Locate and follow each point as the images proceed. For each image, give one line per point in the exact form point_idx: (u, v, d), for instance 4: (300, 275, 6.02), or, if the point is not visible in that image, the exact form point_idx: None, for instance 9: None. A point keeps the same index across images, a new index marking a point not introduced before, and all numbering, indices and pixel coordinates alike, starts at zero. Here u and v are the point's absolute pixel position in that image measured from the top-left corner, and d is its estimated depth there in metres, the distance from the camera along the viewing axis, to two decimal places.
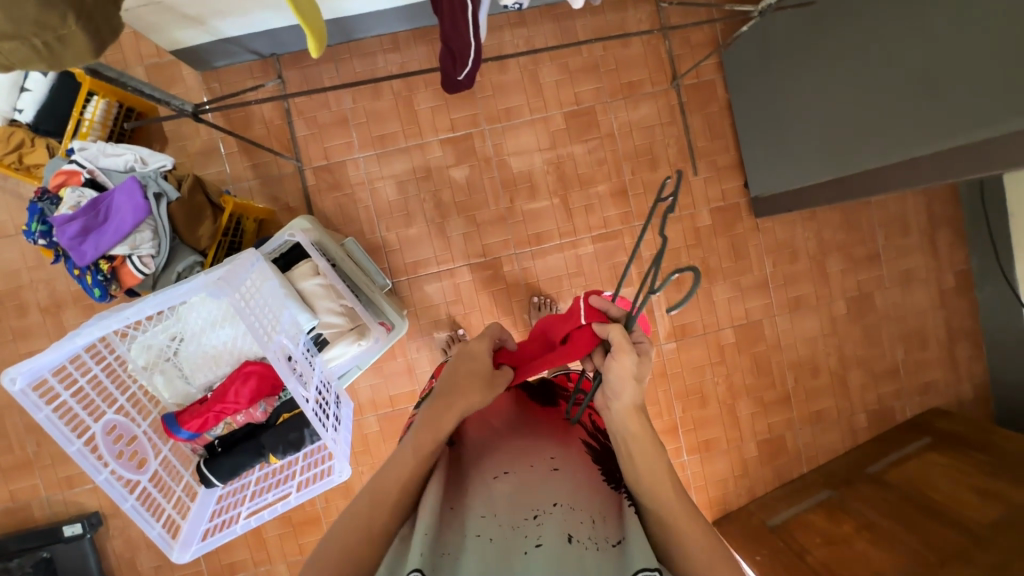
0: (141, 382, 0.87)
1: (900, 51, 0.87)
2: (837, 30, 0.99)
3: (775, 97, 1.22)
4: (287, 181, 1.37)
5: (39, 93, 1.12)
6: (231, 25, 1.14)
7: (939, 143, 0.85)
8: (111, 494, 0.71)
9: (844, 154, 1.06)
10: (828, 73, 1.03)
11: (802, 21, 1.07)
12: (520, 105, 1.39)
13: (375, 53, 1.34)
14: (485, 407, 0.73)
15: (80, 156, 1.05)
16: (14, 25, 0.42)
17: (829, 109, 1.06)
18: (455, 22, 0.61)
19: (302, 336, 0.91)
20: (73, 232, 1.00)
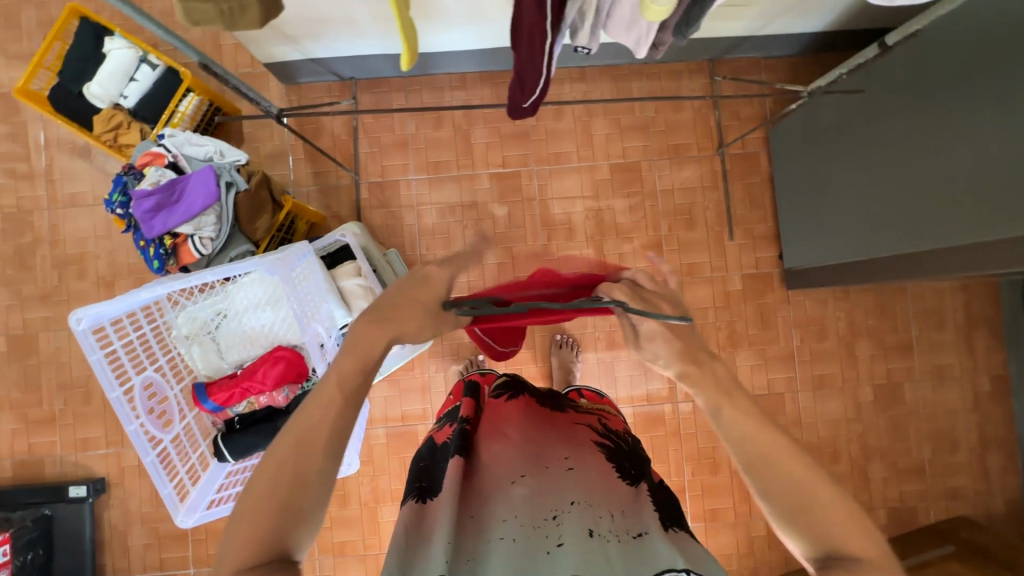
0: (180, 349, 0.92)
1: (948, 142, 0.89)
2: (885, 119, 1.03)
3: (816, 175, 1.26)
4: (342, 191, 1.46)
5: (145, 84, 1.25)
6: (321, 48, 1.27)
7: (975, 233, 0.87)
8: (135, 446, 0.75)
9: (886, 235, 1.06)
10: (874, 158, 1.06)
11: (846, 105, 1.13)
12: (570, 151, 1.47)
13: (444, 89, 1.45)
14: (498, 415, 0.74)
15: (168, 141, 1.16)
16: None
17: (868, 190, 1.09)
18: (531, 53, 0.58)
19: (334, 331, 0.95)
20: (148, 206, 1.09)
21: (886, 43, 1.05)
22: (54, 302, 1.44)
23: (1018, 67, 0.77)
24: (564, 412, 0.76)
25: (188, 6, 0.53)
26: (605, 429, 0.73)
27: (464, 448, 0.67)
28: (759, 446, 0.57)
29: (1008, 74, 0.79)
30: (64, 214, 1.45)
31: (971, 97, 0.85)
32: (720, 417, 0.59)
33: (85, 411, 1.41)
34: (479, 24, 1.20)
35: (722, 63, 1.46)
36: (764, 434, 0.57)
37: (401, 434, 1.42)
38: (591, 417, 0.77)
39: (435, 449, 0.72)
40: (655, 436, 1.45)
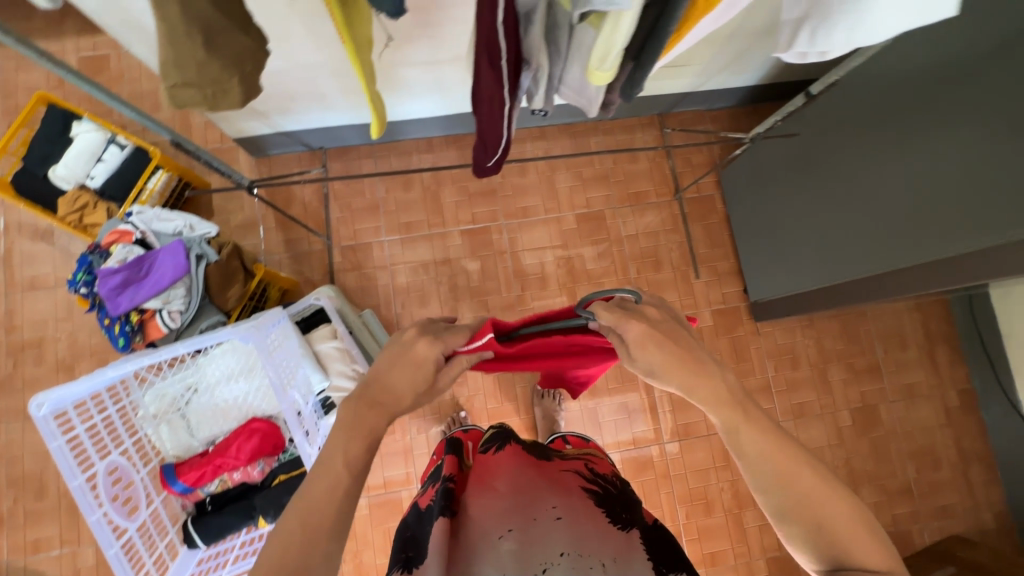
0: (147, 429, 0.88)
1: (888, 173, 0.97)
2: (826, 157, 1.11)
3: (770, 212, 1.33)
4: (314, 256, 1.47)
5: (112, 164, 1.26)
6: (290, 121, 1.32)
7: (926, 253, 0.91)
8: (97, 538, 0.70)
9: (840, 263, 1.12)
10: (822, 193, 1.13)
11: (788, 147, 1.22)
12: (537, 204, 1.53)
13: (411, 153, 1.51)
14: (485, 471, 0.72)
15: (136, 218, 1.15)
16: (200, 77, 0.47)
17: (820, 222, 1.15)
18: (491, 118, 0.56)
19: (311, 397, 0.94)
20: (114, 283, 1.06)
21: (812, 91, 1.15)
22: (8, 391, 1.36)
23: (940, 102, 0.86)
24: (552, 461, 0.75)
25: (169, 91, 0.48)
26: (592, 474, 0.72)
27: (449, 507, 0.65)
28: (781, 461, 0.55)
29: (933, 109, 0.87)
30: (22, 298, 1.40)
31: (902, 131, 0.93)
32: (739, 436, 0.56)
33: (37, 508, 1.31)
34: (442, 92, 1.28)
35: (670, 116, 1.57)
36: (781, 451, 0.55)
37: (383, 503, 1.36)
38: (580, 463, 0.76)
39: (421, 516, 0.69)
40: (645, 479, 1.43)
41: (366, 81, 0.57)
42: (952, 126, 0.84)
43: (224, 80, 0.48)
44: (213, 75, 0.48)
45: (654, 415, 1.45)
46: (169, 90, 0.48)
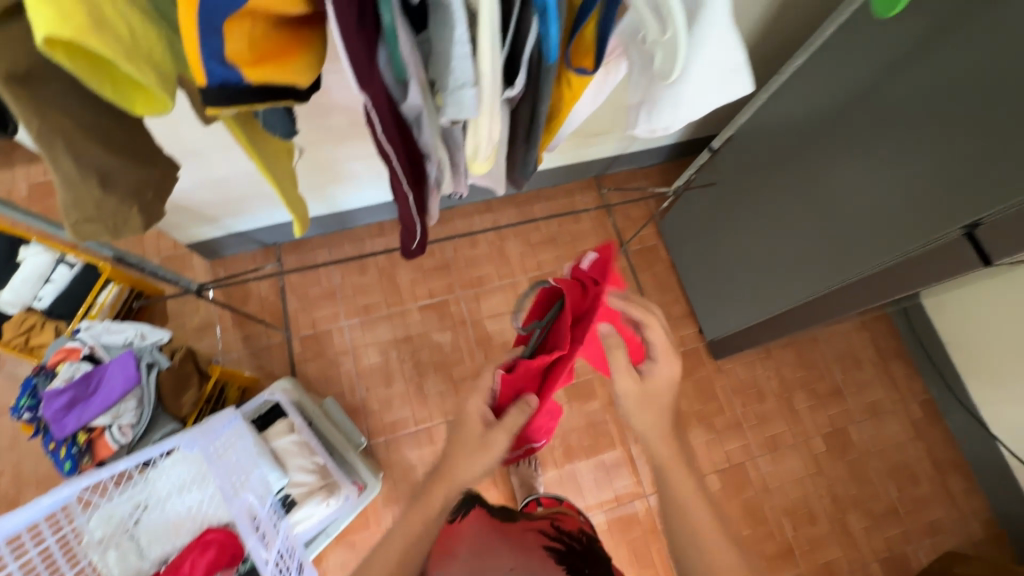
0: (92, 558, 0.82)
1: (800, 207, 1.06)
2: (745, 199, 1.21)
3: (708, 255, 1.42)
4: (274, 349, 1.46)
5: (61, 283, 1.26)
6: (241, 221, 1.37)
7: (850, 275, 0.97)
8: None
9: (777, 294, 1.18)
10: (749, 231, 1.22)
11: (711, 195, 1.33)
12: (491, 273, 1.58)
13: (364, 238, 1.56)
14: (455, 536, 0.72)
15: (85, 334, 1.15)
16: (101, 212, 0.50)
17: (753, 258, 1.23)
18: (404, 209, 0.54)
19: (270, 497, 0.90)
20: (60, 404, 1.03)
21: (714, 146, 1.30)
22: None
23: (828, 142, 0.97)
24: (516, 520, 0.74)
25: (69, 228, 0.49)
26: (558, 531, 0.72)
27: None
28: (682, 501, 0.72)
29: (825, 150, 0.97)
30: None
31: (801, 170, 1.03)
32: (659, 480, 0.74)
33: None
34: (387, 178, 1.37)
35: (605, 178, 1.69)
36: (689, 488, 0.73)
37: None
38: (545, 520, 0.75)
39: None
40: (633, 537, 1.38)
41: (279, 187, 0.59)
42: (841, 163, 0.94)
43: (124, 211, 0.52)
44: (114, 209, 0.51)
45: (633, 467, 1.44)
46: (70, 228, 0.49)
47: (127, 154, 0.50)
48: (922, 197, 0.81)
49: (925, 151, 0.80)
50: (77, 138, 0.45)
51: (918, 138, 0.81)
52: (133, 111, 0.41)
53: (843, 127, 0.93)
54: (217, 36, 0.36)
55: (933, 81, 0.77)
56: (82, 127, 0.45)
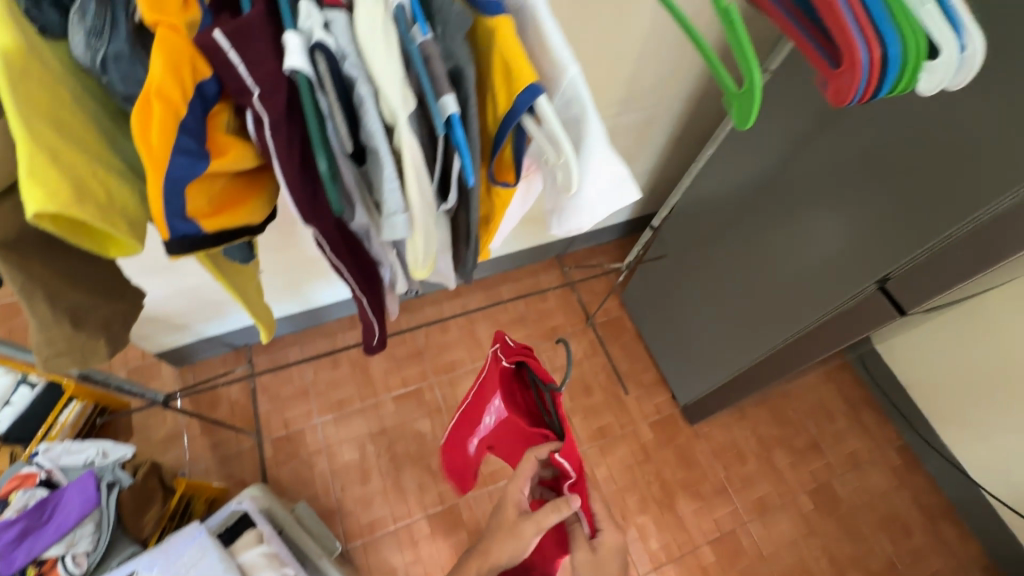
0: None
1: (742, 272, 1.14)
2: (693, 268, 1.30)
3: (669, 322, 1.48)
4: (245, 455, 1.42)
5: (20, 405, 1.20)
6: (211, 326, 1.39)
7: (796, 329, 1.04)
8: None
9: (736, 353, 1.23)
10: (702, 297, 1.30)
11: (663, 266, 1.42)
12: (464, 356, 1.61)
13: (336, 332, 1.59)
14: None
15: (43, 457, 1.10)
16: (71, 345, 0.49)
17: (710, 322, 1.30)
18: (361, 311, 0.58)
19: None
20: (9, 536, 0.96)
21: (654, 224, 1.40)
22: None
23: (753, 214, 1.07)
24: None
25: (42, 361, 0.49)
26: None
27: None
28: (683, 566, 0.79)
29: (754, 220, 1.07)
30: None
31: (737, 239, 1.13)
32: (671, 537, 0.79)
33: None
34: None
35: (566, 256, 1.78)
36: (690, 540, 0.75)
37: None
38: None
39: None
40: None
41: (248, 305, 0.61)
42: (768, 231, 1.04)
43: (94, 343, 0.52)
44: (85, 341, 0.51)
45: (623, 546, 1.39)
46: (40, 362, 0.49)
47: (100, 290, 0.52)
48: (841, 259, 0.90)
49: (834, 218, 0.90)
50: (57, 285, 0.47)
51: (823, 209, 0.91)
52: (103, 253, 0.42)
53: (761, 200, 1.03)
54: (181, 195, 0.37)
55: (824, 162, 0.89)
56: (61, 274, 0.46)
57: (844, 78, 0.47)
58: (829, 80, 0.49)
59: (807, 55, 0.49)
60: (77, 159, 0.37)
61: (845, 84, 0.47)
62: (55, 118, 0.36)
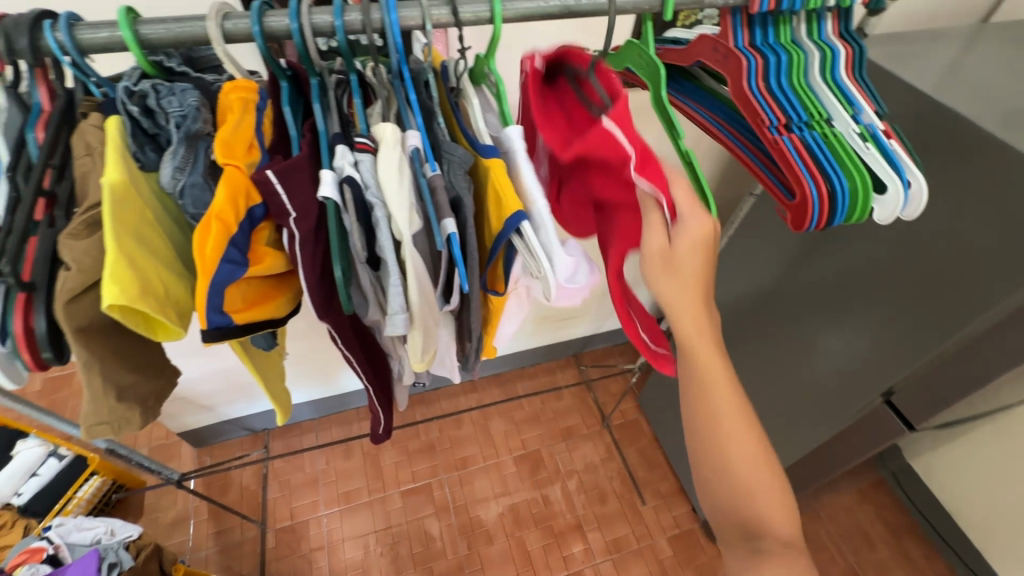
0: None
1: (756, 378, 1.14)
2: None
3: None
4: (247, 544, 1.40)
5: (47, 476, 1.27)
6: (235, 408, 1.45)
7: (815, 438, 1.03)
8: None
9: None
10: None
11: None
12: (475, 453, 1.59)
13: (352, 421, 1.61)
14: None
15: (54, 531, 1.13)
16: (112, 412, 0.50)
17: None
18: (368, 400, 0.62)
19: None
20: None
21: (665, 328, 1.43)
22: None
23: (764, 323, 1.09)
24: None
25: (88, 429, 0.49)
26: None
27: None
28: None
29: (763, 328, 1.09)
30: None
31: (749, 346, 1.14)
32: None
33: None
34: None
35: (582, 355, 1.81)
36: None
37: None
38: None
39: None
40: None
41: (267, 387, 0.66)
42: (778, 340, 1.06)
43: (131, 412, 0.53)
44: (124, 410, 0.52)
45: None
46: (84, 431, 0.49)
47: (142, 369, 0.54)
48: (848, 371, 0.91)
49: (837, 330, 0.91)
50: (109, 363, 0.49)
51: (825, 321, 0.93)
52: (153, 338, 0.47)
53: (771, 310, 1.07)
54: (221, 294, 0.43)
55: (822, 277, 0.93)
56: (120, 355, 0.50)
57: (798, 208, 0.53)
58: (786, 209, 0.56)
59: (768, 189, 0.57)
60: (145, 268, 0.43)
61: (799, 213, 0.53)
62: (133, 228, 0.43)
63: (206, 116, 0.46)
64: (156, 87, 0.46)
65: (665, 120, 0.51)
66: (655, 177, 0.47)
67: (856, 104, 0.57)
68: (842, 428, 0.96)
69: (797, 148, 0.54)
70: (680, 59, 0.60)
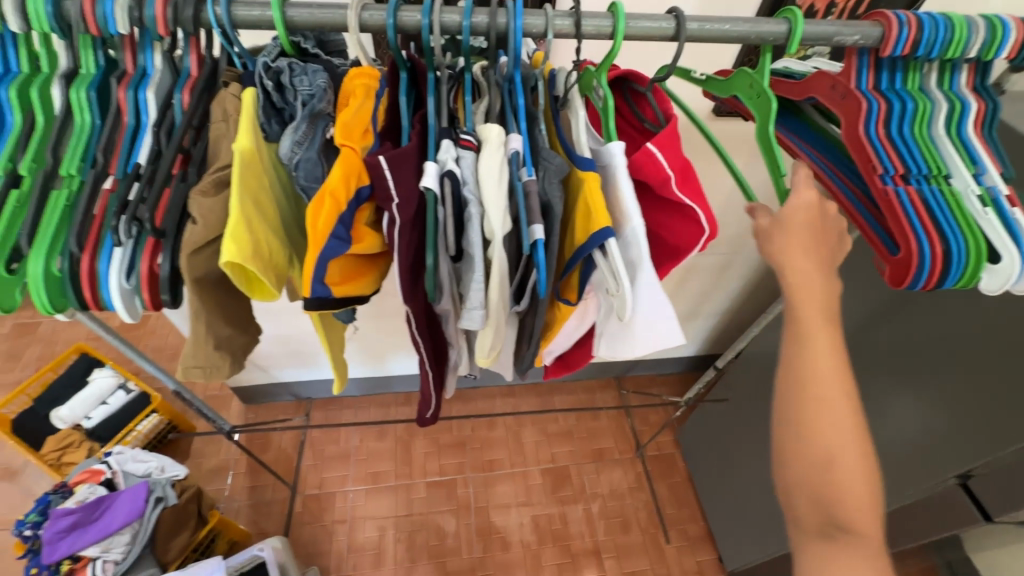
0: None
1: None
2: (753, 422, 1.24)
3: (725, 472, 1.38)
4: (276, 504, 1.46)
5: (114, 406, 1.38)
6: (286, 372, 1.52)
7: None
8: None
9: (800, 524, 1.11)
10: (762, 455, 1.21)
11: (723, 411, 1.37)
12: (504, 457, 1.59)
13: (390, 405, 1.65)
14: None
15: (113, 457, 1.20)
16: (209, 357, 0.54)
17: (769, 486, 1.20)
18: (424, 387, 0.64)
19: None
20: (62, 526, 1.06)
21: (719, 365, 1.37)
22: None
23: None
24: None
25: (187, 372, 0.53)
26: None
27: None
28: None
29: None
30: None
31: None
32: None
33: None
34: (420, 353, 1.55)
35: (626, 378, 1.77)
36: None
37: None
38: None
39: None
40: None
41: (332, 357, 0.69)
42: None
43: (222, 362, 0.56)
44: (218, 358, 0.55)
45: None
46: (182, 371, 0.53)
47: (237, 323, 0.58)
48: (920, 445, 0.84)
49: (914, 400, 0.84)
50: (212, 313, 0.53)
51: (901, 387, 0.87)
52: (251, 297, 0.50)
53: None
54: (322, 266, 0.45)
55: (904, 340, 0.86)
56: (219, 305, 0.54)
57: (900, 264, 0.51)
58: (886, 264, 0.53)
59: (872, 243, 0.54)
60: (261, 232, 0.47)
61: (901, 270, 0.51)
62: (252, 192, 0.46)
63: (330, 98, 0.49)
64: (291, 65, 0.49)
65: (767, 156, 0.51)
66: (694, 194, 0.49)
67: (980, 164, 0.53)
68: (903, 505, 0.88)
69: (911, 202, 0.51)
70: (792, 93, 0.58)
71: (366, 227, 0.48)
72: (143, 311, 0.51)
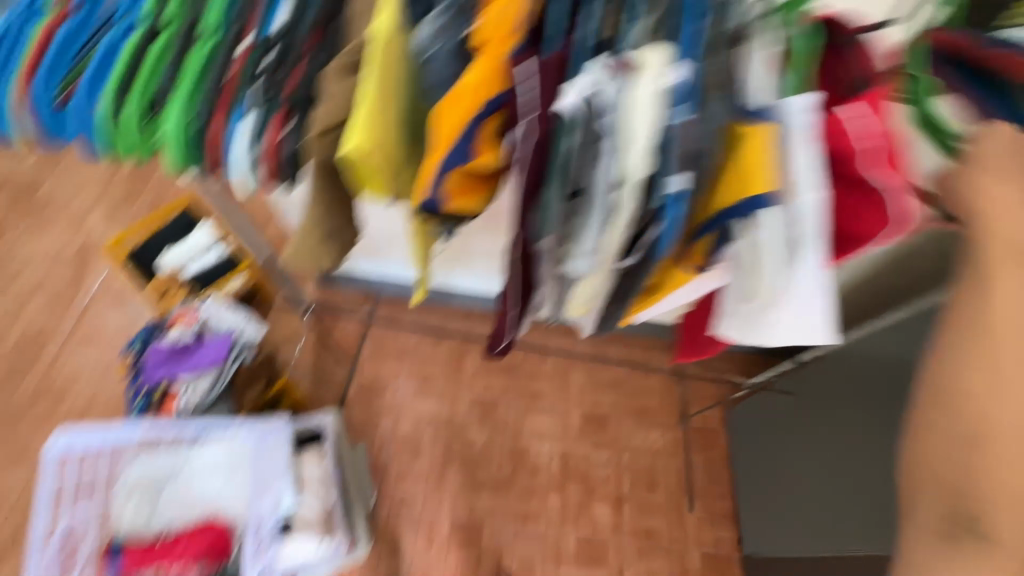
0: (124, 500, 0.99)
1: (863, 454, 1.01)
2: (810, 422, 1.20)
3: (767, 461, 1.35)
4: (335, 381, 1.58)
5: (208, 262, 1.49)
6: (363, 262, 1.59)
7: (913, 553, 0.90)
8: None
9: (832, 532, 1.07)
10: (811, 456, 1.17)
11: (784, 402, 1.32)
12: (548, 393, 1.61)
13: (450, 316, 1.69)
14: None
15: (203, 308, 1.32)
16: (323, 240, 0.60)
17: (808, 491, 1.17)
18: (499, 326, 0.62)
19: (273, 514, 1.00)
20: (158, 358, 1.20)
21: (799, 358, 1.29)
22: (17, 427, 1.43)
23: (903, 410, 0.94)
24: None
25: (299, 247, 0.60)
26: None
27: None
28: None
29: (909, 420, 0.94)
30: (76, 347, 1.53)
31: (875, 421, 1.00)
32: None
33: None
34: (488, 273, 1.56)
35: (688, 346, 1.70)
36: None
37: None
38: None
39: None
40: None
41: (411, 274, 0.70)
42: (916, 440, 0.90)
43: (322, 252, 0.61)
44: (309, 246, 0.60)
45: None
46: (293, 246, 0.60)
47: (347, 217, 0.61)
48: None
49: None
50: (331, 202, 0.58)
51: None
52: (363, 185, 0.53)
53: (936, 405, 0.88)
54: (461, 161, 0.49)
55: None
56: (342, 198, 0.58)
57: None
58: None
59: None
60: (392, 128, 0.50)
61: None
62: (392, 85, 0.50)
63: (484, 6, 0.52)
64: None
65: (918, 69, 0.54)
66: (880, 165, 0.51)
67: None
68: None
69: None
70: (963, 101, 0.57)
71: (494, 139, 0.50)
72: (254, 185, 0.63)
